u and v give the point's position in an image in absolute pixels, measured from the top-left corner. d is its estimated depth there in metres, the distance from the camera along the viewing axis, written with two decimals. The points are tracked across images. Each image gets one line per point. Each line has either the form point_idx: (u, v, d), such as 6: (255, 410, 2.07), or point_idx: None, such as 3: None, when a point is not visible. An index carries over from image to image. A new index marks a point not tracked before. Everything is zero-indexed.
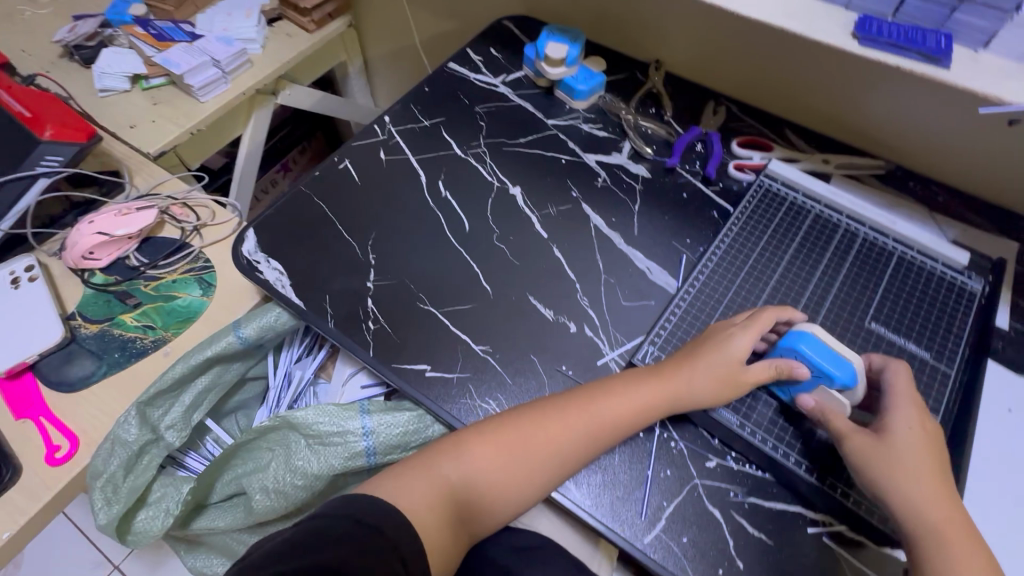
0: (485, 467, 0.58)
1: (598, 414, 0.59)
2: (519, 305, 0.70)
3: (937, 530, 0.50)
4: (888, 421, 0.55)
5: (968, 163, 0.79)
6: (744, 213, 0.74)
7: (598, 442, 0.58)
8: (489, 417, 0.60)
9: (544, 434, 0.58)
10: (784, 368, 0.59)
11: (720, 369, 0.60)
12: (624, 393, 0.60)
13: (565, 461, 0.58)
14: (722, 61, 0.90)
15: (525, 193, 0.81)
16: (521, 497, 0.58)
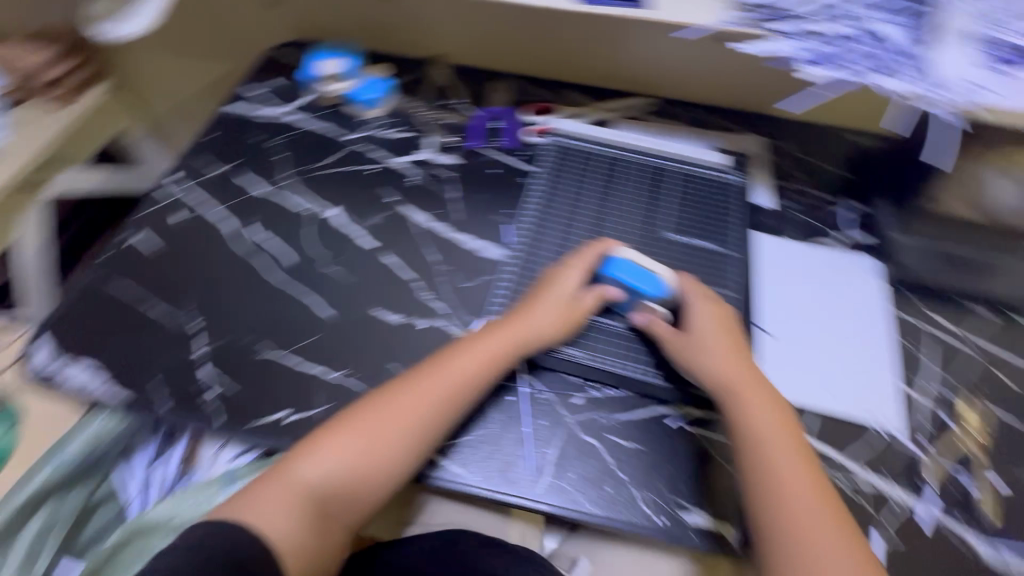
0: (348, 457, 0.57)
1: (451, 374, 0.61)
2: (364, 321, 0.71)
3: (733, 383, 0.61)
4: (689, 317, 0.65)
5: (709, 79, 0.94)
6: (545, 169, 0.83)
7: (457, 401, 0.60)
8: (347, 409, 0.60)
9: (400, 407, 0.59)
10: (603, 295, 0.68)
11: (550, 301, 0.66)
12: (473, 348, 0.63)
13: (426, 427, 0.59)
14: (494, 39, 0.97)
15: (343, 212, 0.81)
16: (389, 477, 0.57)
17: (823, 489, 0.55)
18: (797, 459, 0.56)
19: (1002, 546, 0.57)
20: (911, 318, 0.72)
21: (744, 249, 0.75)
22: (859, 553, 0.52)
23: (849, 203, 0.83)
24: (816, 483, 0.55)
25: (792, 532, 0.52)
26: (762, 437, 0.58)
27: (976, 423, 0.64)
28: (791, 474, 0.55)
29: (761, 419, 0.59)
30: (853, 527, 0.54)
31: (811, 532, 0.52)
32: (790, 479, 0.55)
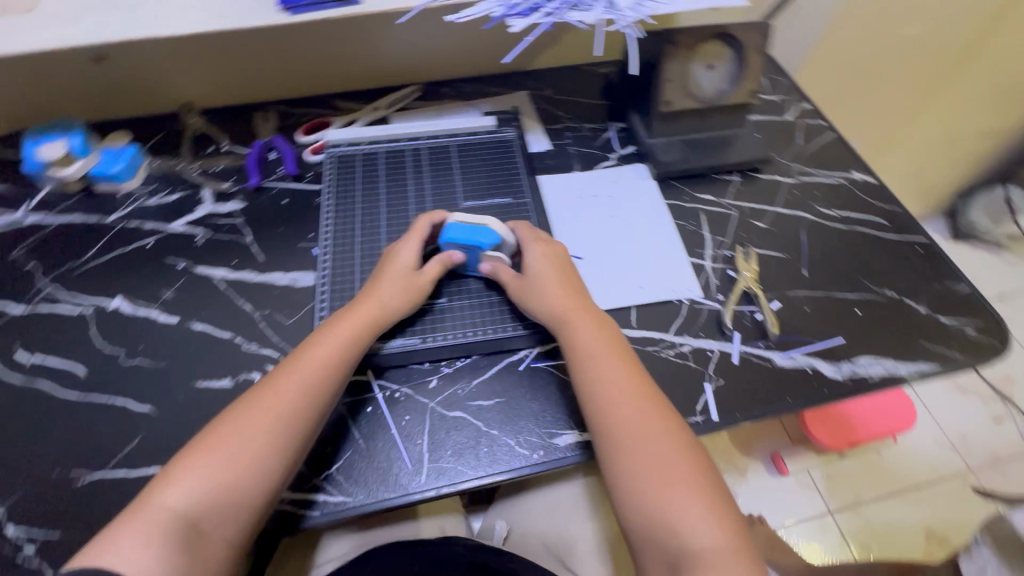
0: (217, 467, 0.53)
1: (313, 364, 0.60)
2: (192, 399, 0.65)
3: (558, 311, 0.65)
4: (527, 260, 0.69)
5: (461, 57, 0.97)
6: (331, 183, 0.82)
7: (324, 386, 0.59)
8: (215, 422, 0.57)
9: (267, 403, 0.57)
10: (447, 260, 0.69)
11: (393, 271, 0.67)
12: (330, 335, 0.62)
13: (297, 419, 0.57)
14: (233, 76, 0.91)
15: (129, 297, 0.73)
16: (259, 481, 0.54)
17: (641, 385, 0.59)
18: (618, 364, 0.61)
19: (791, 349, 0.71)
20: (682, 203, 0.86)
21: (534, 193, 0.82)
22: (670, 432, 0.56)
23: (611, 126, 0.96)
24: (636, 380, 0.60)
25: (616, 427, 0.57)
26: (587, 350, 0.62)
27: (750, 264, 0.78)
28: (611, 378, 0.60)
29: (584, 337, 0.63)
30: (671, 413, 0.58)
31: (628, 425, 0.56)
32: (611, 382, 0.59)
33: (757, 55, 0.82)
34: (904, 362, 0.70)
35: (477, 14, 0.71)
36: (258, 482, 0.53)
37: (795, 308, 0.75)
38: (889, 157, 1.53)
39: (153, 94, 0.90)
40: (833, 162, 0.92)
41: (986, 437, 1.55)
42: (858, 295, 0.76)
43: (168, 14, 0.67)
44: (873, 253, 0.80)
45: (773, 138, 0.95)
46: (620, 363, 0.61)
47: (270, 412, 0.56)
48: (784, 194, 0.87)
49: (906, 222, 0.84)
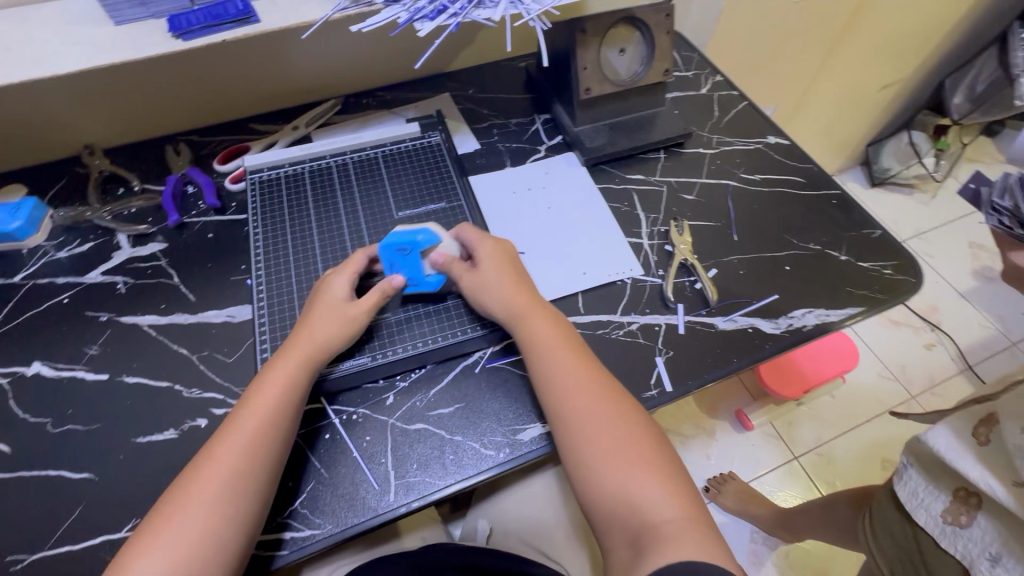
0: (173, 546, 0.49)
1: (252, 415, 0.55)
2: (134, 457, 0.62)
3: (515, 307, 0.65)
4: (479, 257, 0.69)
5: (377, 64, 0.96)
6: (261, 210, 0.79)
7: (271, 435, 0.55)
8: (157, 504, 0.52)
9: (213, 466, 0.52)
10: (388, 287, 0.66)
11: (325, 303, 0.64)
12: (267, 381, 0.58)
13: (250, 474, 0.53)
14: (138, 108, 0.86)
15: (49, 360, 0.68)
16: (227, 547, 0.50)
17: (597, 377, 0.60)
18: (575, 357, 0.62)
19: (732, 312, 0.74)
20: (614, 186, 0.88)
21: (468, 194, 0.82)
22: (625, 420, 0.57)
23: (537, 118, 0.97)
24: (592, 373, 0.61)
25: (574, 417, 0.58)
26: (546, 344, 0.62)
27: (684, 237, 0.81)
28: (568, 370, 0.60)
29: (541, 332, 0.63)
30: (627, 401, 0.60)
31: (586, 414, 0.57)
32: (569, 374, 0.60)
33: (665, 35, 0.85)
34: (834, 308, 0.75)
35: (383, 20, 0.67)
36: (224, 549, 0.50)
37: (731, 272, 0.78)
38: (802, 118, 1.63)
39: (46, 140, 0.84)
40: (750, 129, 0.97)
41: (922, 364, 1.68)
42: (787, 252, 0.80)
43: (45, 53, 0.62)
44: (794, 210, 0.85)
45: (692, 113, 0.99)
46: (576, 356, 0.62)
47: (218, 475, 0.52)
48: (708, 164, 0.91)
49: (821, 178, 0.89)
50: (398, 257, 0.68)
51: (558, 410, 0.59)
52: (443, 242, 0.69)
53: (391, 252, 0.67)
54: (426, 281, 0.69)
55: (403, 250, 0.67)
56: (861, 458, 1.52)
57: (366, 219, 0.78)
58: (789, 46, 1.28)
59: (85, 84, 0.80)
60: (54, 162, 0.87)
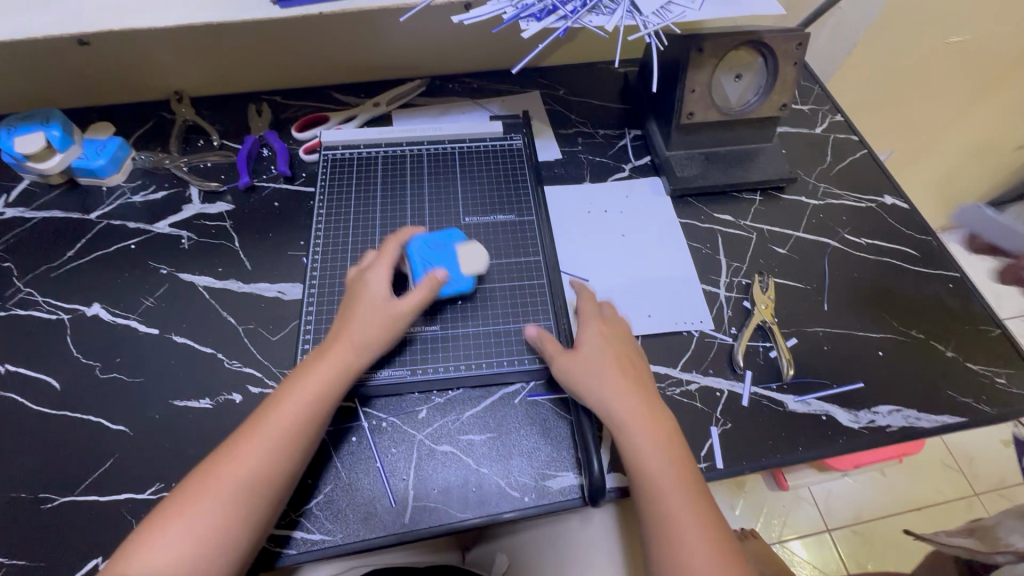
0: (184, 537, 0.48)
1: (301, 389, 0.55)
2: (168, 418, 0.62)
3: (625, 419, 0.56)
4: (585, 340, 0.62)
5: (470, 50, 0.92)
6: (359, 199, 0.76)
7: (312, 410, 0.55)
8: (179, 486, 0.52)
9: (234, 463, 0.51)
10: (435, 281, 0.63)
11: (366, 301, 0.61)
12: (313, 361, 0.58)
13: (287, 442, 0.53)
14: (231, 63, 0.86)
15: (108, 304, 0.69)
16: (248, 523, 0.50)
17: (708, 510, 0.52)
18: (685, 485, 0.53)
19: (806, 393, 0.66)
20: (698, 223, 0.80)
21: (540, 209, 0.77)
22: None
23: (627, 132, 0.90)
24: (705, 506, 0.52)
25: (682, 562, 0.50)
26: (657, 472, 0.54)
27: (767, 296, 0.73)
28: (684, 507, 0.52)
29: (649, 452, 0.55)
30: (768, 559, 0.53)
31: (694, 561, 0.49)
32: (682, 513, 0.52)
33: (791, 66, 0.75)
34: (928, 414, 0.65)
35: (488, 13, 0.62)
36: (230, 550, 0.49)
37: (813, 346, 0.70)
38: (916, 168, 1.46)
39: (140, 81, 0.86)
40: (863, 182, 0.86)
41: (994, 460, 1.51)
42: (881, 334, 0.71)
43: (147, 3, 0.61)
44: (899, 288, 0.75)
45: (800, 153, 0.89)
46: (687, 483, 0.53)
47: (238, 471, 0.51)
48: (809, 217, 0.82)
49: (939, 254, 0.78)
50: (431, 255, 0.68)
51: (661, 549, 0.51)
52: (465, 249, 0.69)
53: (427, 248, 0.68)
54: (460, 282, 0.68)
55: (438, 247, 0.69)
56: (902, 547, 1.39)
57: (441, 224, 0.75)
58: (924, 90, 1.14)
59: (182, 33, 0.80)
60: (144, 103, 0.88)
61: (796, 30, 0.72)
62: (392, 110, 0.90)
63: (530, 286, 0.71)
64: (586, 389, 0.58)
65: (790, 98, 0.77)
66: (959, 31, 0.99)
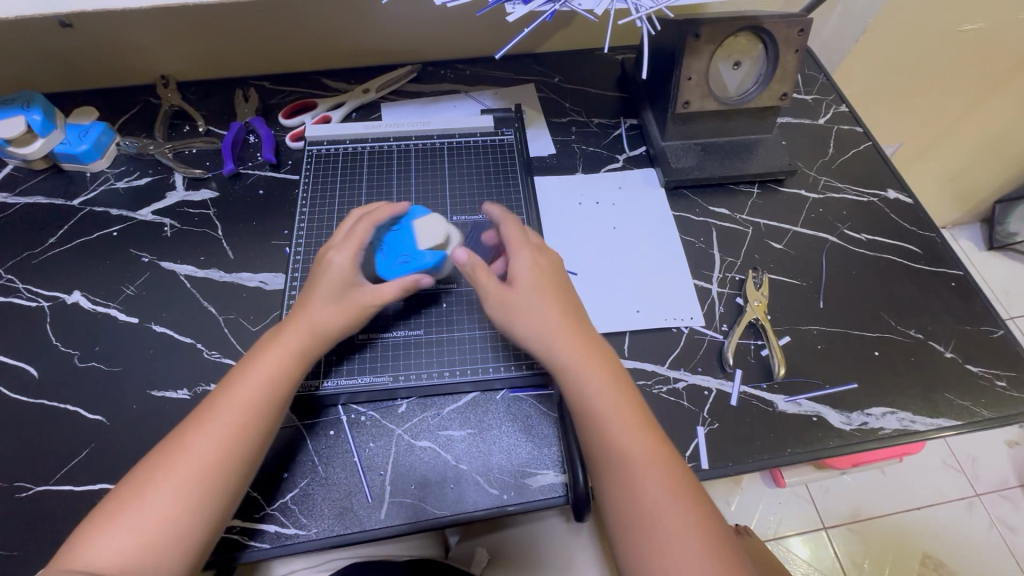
0: (133, 526, 0.47)
1: (251, 377, 0.54)
2: (146, 408, 0.62)
3: (568, 360, 0.53)
4: (512, 270, 0.58)
5: (462, 35, 0.89)
6: (344, 191, 0.75)
7: (263, 399, 0.53)
8: (124, 480, 0.50)
9: (183, 454, 0.50)
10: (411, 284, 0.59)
11: (329, 286, 0.58)
12: (265, 346, 0.56)
13: (236, 431, 0.51)
14: (218, 47, 0.84)
15: (88, 292, 0.69)
16: (202, 514, 0.49)
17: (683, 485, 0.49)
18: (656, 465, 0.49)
19: (797, 393, 0.65)
20: (692, 216, 0.78)
21: (530, 210, 0.75)
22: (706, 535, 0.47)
23: (622, 122, 0.87)
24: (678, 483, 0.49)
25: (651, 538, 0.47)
26: (620, 445, 0.50)
27: (761, 292, 0.70)
28: (654, 479, 0.49)
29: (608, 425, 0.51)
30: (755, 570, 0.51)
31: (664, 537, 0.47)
32: (650, 483, 0.49)
33: (792, 54, 0.72)
34: (924, 417, 0.64)
35: None
36: (182, 541, 0.47)
37: (806, 345, 0.68)
38: (924, 162, 1.42)
39: (126, 65, 0.84)
40: (867, 175, 0.83)
41: (997, 461, 1.48)
42: (877, 334, 0.69)
43: None
44: (899, 286, 0.73)
45: (801, 145, 0.86)
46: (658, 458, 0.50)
47: (188, 459, 0.49)
48: (808, 212, 0.79)
49: (941, 252, 0.76)
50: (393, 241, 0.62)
51: (625, 527, 0.49)
52: (430, 222, 0.62)
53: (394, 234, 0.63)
54: (427, 257, 0.61)
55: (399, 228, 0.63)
56: (901, 547, 1.37)
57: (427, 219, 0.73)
58: (936, 80, 1.10)
59: (168, 16, 0.78)
60: (131, 88, 0.87)
61: (798, 16, 0.69)
62: (382, 97, 0.88)
63: None
64: (524, 323, 0.55)
65: (790, 87, 0.75)
66: (973, 19, 0.95)
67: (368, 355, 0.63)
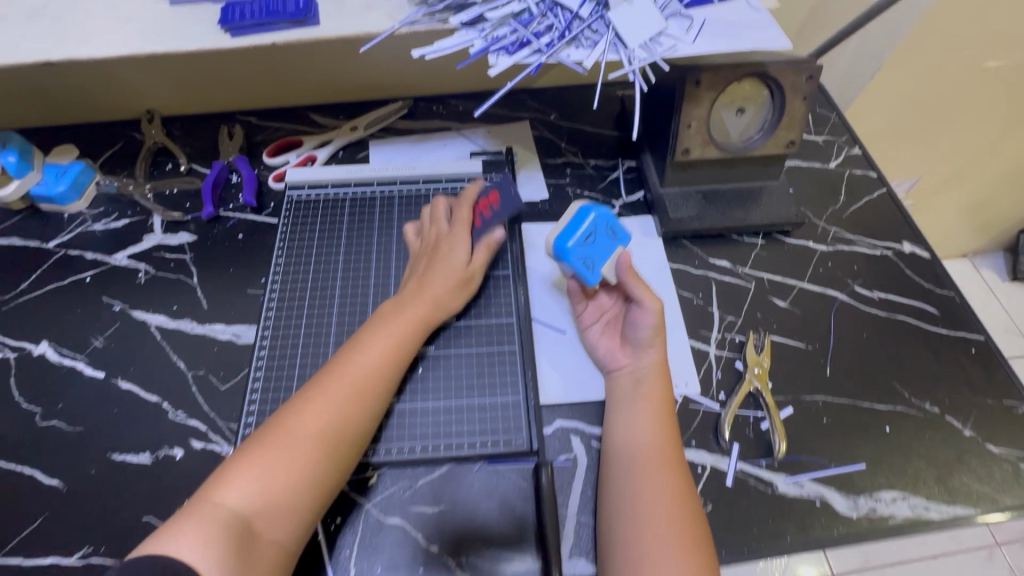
0: (268, 478, 0.48)
1: (382, 341, 0.57)
2: (104, 473, 0.59)
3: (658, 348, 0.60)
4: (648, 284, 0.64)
5: (454, 71, 0.86)
6: (322, 240, 0.71)
7: (393, 365, 0.56)
8: (261, 427, 0.51)
9: (323, 408, 0.52)
10: (493, 243, 0.67)
11: (443, 267, 0.63)
12: (393, 313, 0.59)
13: (370, 392, 0.54)
14: (203, 84, 0.82)
15: (56, 343, 0.66)
16: (335, 470, 0.51)
17: (686, 502, 0.51)
18: (667, 472, 0.53)
19: (798, 472, 0.60)
20: (691, 269, 0.74)
21: (517, 265, 0.70)
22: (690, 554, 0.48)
23: (620, 164, 0.83)
24: (681, 496, 0.51)
25: (647, 551, 0.49)
26: (653, 450, 0.54)
27: (761, 357, 0.66)
28: (653, 489, 0.52)
29: (640, 425, 0.56)
30: None
31: (656, 555, 0.48)
32: (657, 497, 0.51)
33: (799, 100, 0.67)
34: (938, 504, 0.58)
35: (454, 47, 0.56)
36: (311, 497, 0.49)
37: (810, 418, 0.63)
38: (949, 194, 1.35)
39: (109, 102, 0.82)
40: (881, 226, 0.78)
41: None
42: (889, 406, 0.64)
43: (87, 32, 0.58)
44: (913, 351, 0.67)
45: (811, 191, 0.81)
46: (673, 471, 0.53)
47: (324, 419, 0.51)
48: (816, 266, 0.74)
49: (960, 313, 0.70)
50: (604, 236, 0.61)
51: (620, 536, 0.51)
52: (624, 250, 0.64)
53: (604, 225, 0.61)
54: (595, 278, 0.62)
55: (612, 233, 0.61)
56: None
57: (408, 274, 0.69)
58: (958, 115, 1.04)
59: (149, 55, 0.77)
60: (115, 123, 0.85)
61: (806, 61, 0.65)
62: (370, 135, 0.85)
63: (504, 350, 0.64)
64: (655, 334, 0.60)
65: (798, 134, 0.70)
66: (998, 55, 0.90)
67: (390, 423, 0.59)
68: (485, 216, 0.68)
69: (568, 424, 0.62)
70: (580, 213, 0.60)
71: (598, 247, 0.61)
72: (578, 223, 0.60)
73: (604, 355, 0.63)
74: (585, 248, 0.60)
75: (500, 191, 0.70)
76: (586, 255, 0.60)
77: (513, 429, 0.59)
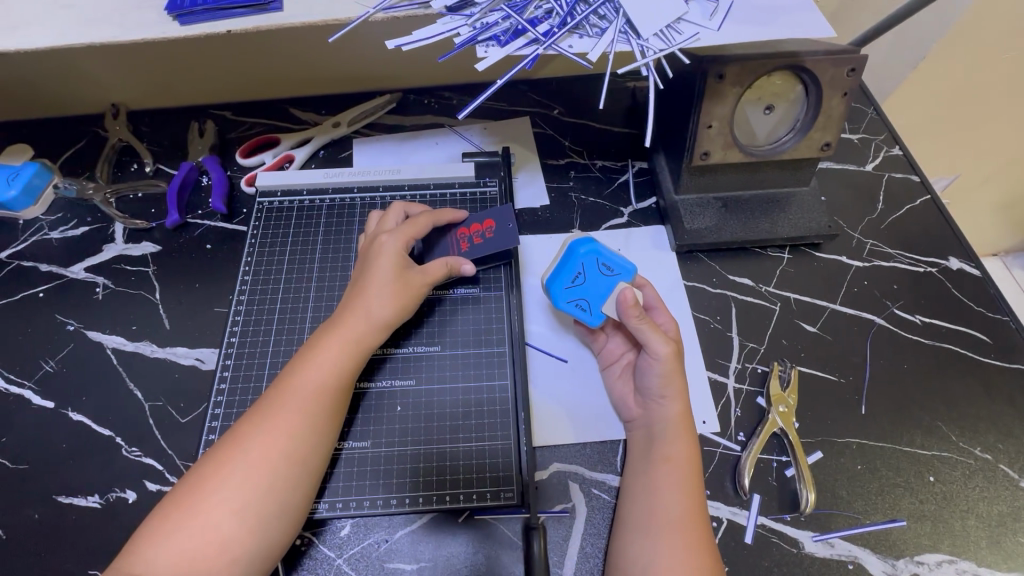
0: (187, 536, 0.42)
1: (317, 366, 0.49)
2: (49, 517, 0.53)
3: (678, 396, 0.52)
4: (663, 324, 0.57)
5: (448, 61, 0.78)
6: (295, 253, 0.64)
7: (331, 394, 0.49)
8: (187, 474, 0.45)
9: (248, 450, 0.45)
10: (453, 265, 0.58)
11: (379, 266, 0.54)
12: (328, 331, 0.52)
13: (306, 428, 0.47)
14: (171, 75, 0.75)
15: (3, 368, 0.60)
16: (268, 521, 0.44)
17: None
18: (684, 540, 0.46)
19: (828, 529, 0.52)
20: (707, 287, 0.66)
21: (511, 285, 0.63)
22: None
23: (630, 166, 0.74)
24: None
25: None
26: (675, 522, 0.47)
27: (787, 393, 0.58)
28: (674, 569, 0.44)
29: (663, 492, 0.48)
30: None
31: None
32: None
33: (839, 97, 0.58)
34: (989, 570, 0.51)
35: (436, 36, 0.48)
36: (239, 555, 0.43)
37: (842, 464, 0.55)
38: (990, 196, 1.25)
39: (70, 95, 0.75)
40: (925, 239, 0.69)
41: None
42: (933, 452, 0.56)
43: (18, 19, 0.50)
44: (962, 388, 0.59)
45: (844, 199, 0.72)
46: (694, 540, 0.46)
47: (252, 461, 0.45)
48: (851, 285, 0.66)
49: (1015, 343, 0.62)
50: (595, 274, 0.56)
51: None
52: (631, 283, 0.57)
53: (595, 262, 0.56)
54: (593, 315, 0.57)
55: (606, 270, 0.56)
56: None
57: None
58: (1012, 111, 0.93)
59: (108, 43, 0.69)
60: (78, 118, 0.78)
61: (850, 52, 0.55)
62: (354, 132, 0.77)
63: (494, 386, 0.57)
64: (665, 378, 0.52)
65: (835, 136, 0.61)
66: None
67: (354, 471, 0.53)
68: (473, 244, 0.61)
69: (566, 468, 0.54)
70: (569, 251, 0.56)
71: (591, 284, 0.56)
72: (567, 261, 0.56)
73: (619, 400, 0.56)
74: (577, 287, 0.57)
75: (497, 222, 0.61)
76: (579, 297, 0.57)
77: (502, 476, 0.53)
